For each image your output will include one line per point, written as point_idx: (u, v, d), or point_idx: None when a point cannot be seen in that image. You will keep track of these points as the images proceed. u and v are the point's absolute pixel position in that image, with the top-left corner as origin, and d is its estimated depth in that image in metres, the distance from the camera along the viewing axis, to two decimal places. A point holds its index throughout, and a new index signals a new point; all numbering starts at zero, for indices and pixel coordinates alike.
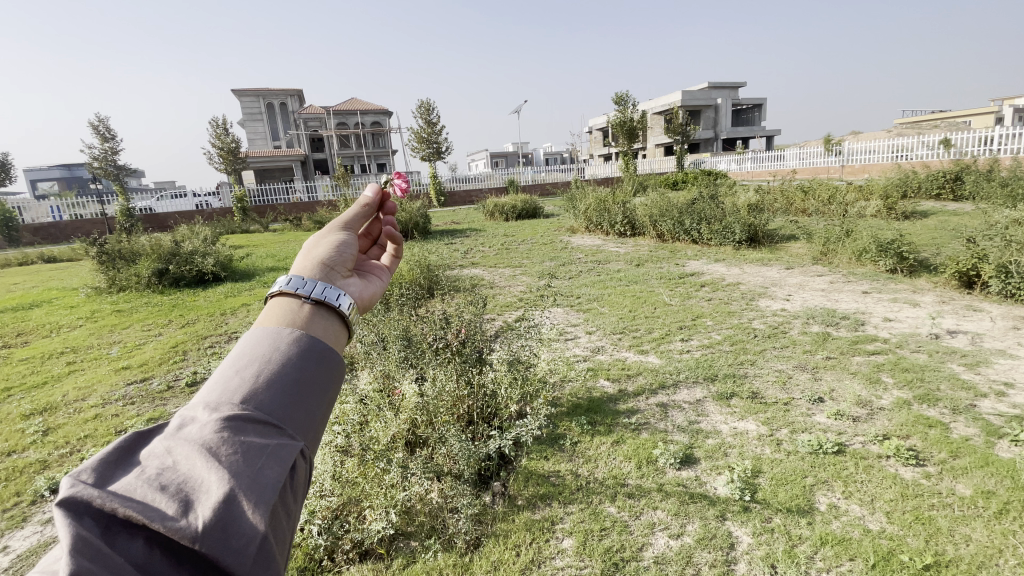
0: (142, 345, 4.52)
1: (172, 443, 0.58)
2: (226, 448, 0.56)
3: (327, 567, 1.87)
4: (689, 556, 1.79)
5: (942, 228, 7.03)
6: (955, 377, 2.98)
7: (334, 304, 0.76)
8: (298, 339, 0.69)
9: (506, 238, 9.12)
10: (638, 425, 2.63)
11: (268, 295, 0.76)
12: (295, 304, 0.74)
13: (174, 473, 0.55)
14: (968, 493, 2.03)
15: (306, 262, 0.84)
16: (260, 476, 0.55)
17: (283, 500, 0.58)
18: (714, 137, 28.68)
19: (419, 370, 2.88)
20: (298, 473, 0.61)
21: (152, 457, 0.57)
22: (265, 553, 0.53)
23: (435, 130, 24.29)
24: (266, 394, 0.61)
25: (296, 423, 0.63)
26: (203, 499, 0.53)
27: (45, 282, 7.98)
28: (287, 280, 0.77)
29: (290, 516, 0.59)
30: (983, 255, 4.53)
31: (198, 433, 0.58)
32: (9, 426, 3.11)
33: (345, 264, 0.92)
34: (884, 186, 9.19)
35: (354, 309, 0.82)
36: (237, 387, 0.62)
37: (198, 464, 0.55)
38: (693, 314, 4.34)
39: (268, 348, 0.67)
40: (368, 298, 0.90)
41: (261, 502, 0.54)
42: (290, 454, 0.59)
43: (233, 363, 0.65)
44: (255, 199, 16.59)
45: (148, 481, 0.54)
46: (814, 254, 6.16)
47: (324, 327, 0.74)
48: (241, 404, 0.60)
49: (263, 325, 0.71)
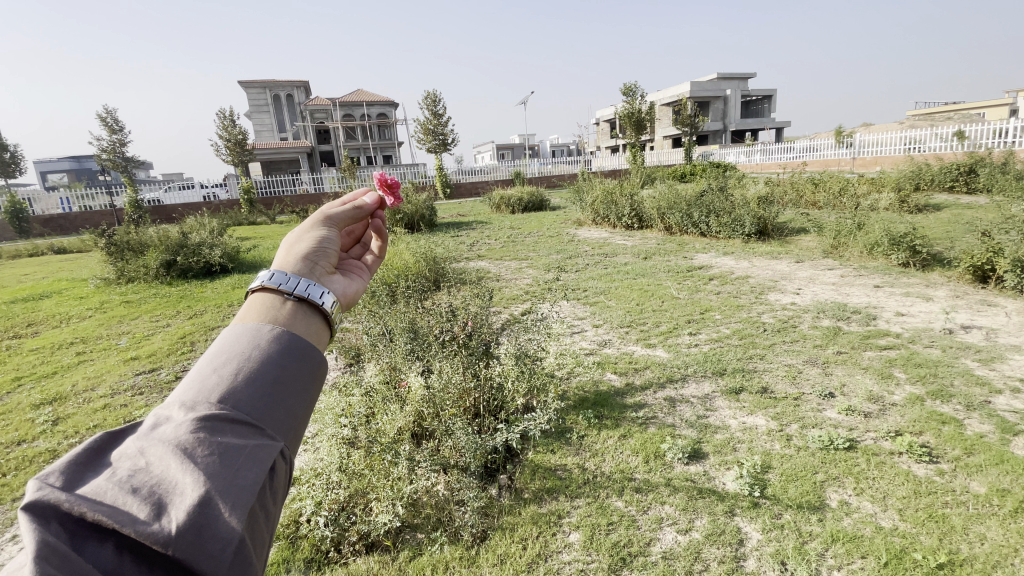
0: (150, 336, 4.53)
1: (145, 443, 0.56)
2: (202, 448, 0.54)
3: (333, 558, 1.88)
4: (698, 552, 1.77)
5: (957, 221, 6.92)
6: (969, 374, 2.93)
7: (318, 302, 0.74)
8: (279, 336, 0.67)
9: (513, 231, 9.11)
10: (646, 419, 2.61)
11: (249, 291, 0.74)
12: (277, 301, 0.72)
13: (147, 475, 0.53)
14: (982, 491, 2.00)
15: (289, 256, 0.83)
16: (237, 478, 0.53)
17: (261, 502, 0.56)
18: (723, 129, 28.41)
19: (425, 362, 2.83)
20: (277, 474, 0.59)
21: (125, 458, 0.55)
22: (242, 557, 0.50)
23: (440, 122, 24.20)
24: (245, 393, 0.60)
25: (275, 423, 0.61)
26: (177, 501, 0.51)
27: (56, 273, 8.05)
28: (269, 276, 0.75)
29: (269, 517, 0.58)
30: (998, 249, 4.46)
31: (172, 433, 0.56)
32: (20, 415, 3.13)
33: (329, 260, 0.90)
34: (897, 178, 9.05)
35: (338, 307, 0.80)
36: (214, 386, 0.60)
37: (173, 465, 0.53)
38: (701, 307, 4.30)
39: (247, 345, 0.65)
40: (351, 296, 0.88)
41: (238, 505, 0.52)
42: (268, 456, 0.57)
43: (210, 361, 0.63)
44: (262, 190, 16.63)
45: (119, 484, 0.51)
46: (824, 247, 6.09)
47: (305, 324, 0.72)
48: (218, 404, 0.58)
49: (242, 323, 0.68)
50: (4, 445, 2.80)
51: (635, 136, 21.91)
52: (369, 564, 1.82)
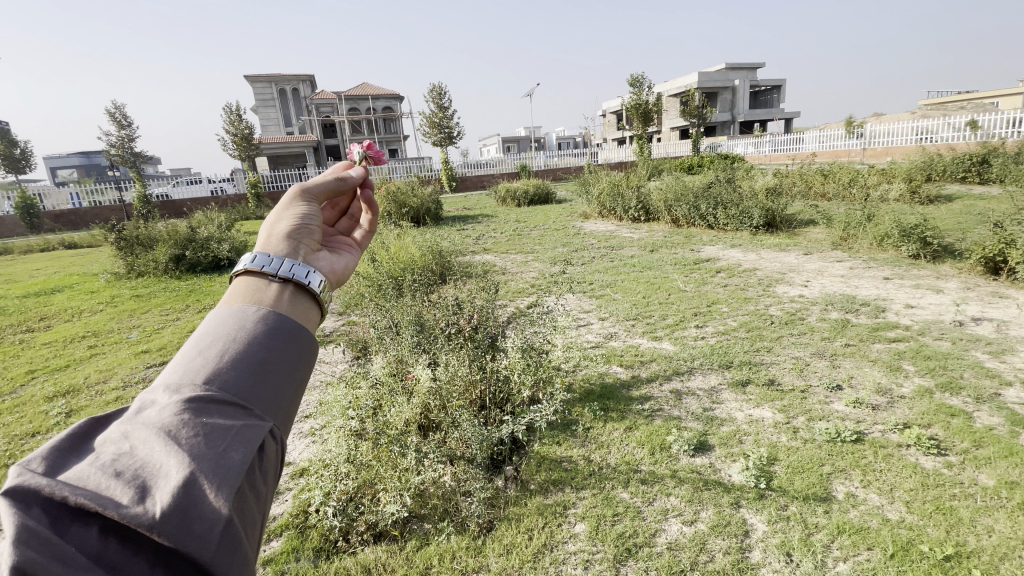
0: (160, 329, 4.59)
1: (129, 428, 0.57)
2: (187, 430, 0.55)
3: (342, 548, 1.90)
4: (703, 543, 1.78)
5: (968, 213, 6.82)
6: (979, 366, 2.90)
7: (304, 283, 0.76)
8: (266, 317, 0.68)
9: (519, 224, 9.12)
10: (652, 411, 2.61)
11: (234, 275, 0.75)
12: (261, 283, 0.73)
13: (131, 459, 0.54)
14: (991, 483, 1.99)
15: (272, 237, 0.83)
16: (224, 458, 0.55)
17: (250, 480, 0.57)
18: (731, 119, 28.10)
19: (432, 355, 2.84)
20: (267, 454, 0.60)
21: (109, 443, 0.56)
22: (230, 537, 0.51)
23: (446, 115, 24.14)
24: (230, 374, 0.61)
25: (263, 403, 0.62)
26: (162, 484, 0.51)
27: (67, 268, 8.12)
28: (253, 258, 0.75)
29: (259, 497, 0.59)
30: (1011, 240, 4.39)
31: (156, 417, 0.57)
32: (34, 408, 3.19)
33: (312, 238, 0.92)
34: (909, 169, 8.93)
35: (326, 286, 0.82)
36: (200, 368, 0.61)
37: (158, 448, 0.54)
38: (708, 299, 4.29)
39: (232, 327, 0.66)
40: (339, 273, 0.90)
41: (224, 485, 0.53)
42: (257, 435, 0.58)
43: (196, 344, 0.64)
44: (269, 185, 16.72)
45: (103, 468, 0.52)
46: (833, 239, 6.04)
47: (292, 305, 0.73)
48: (203, 386, 0.59)
49: (228, 305, 0.70)
50: (19, 437, 2.86)
51: (641, 128, 21.72)
52: (376, 554, 1.85)
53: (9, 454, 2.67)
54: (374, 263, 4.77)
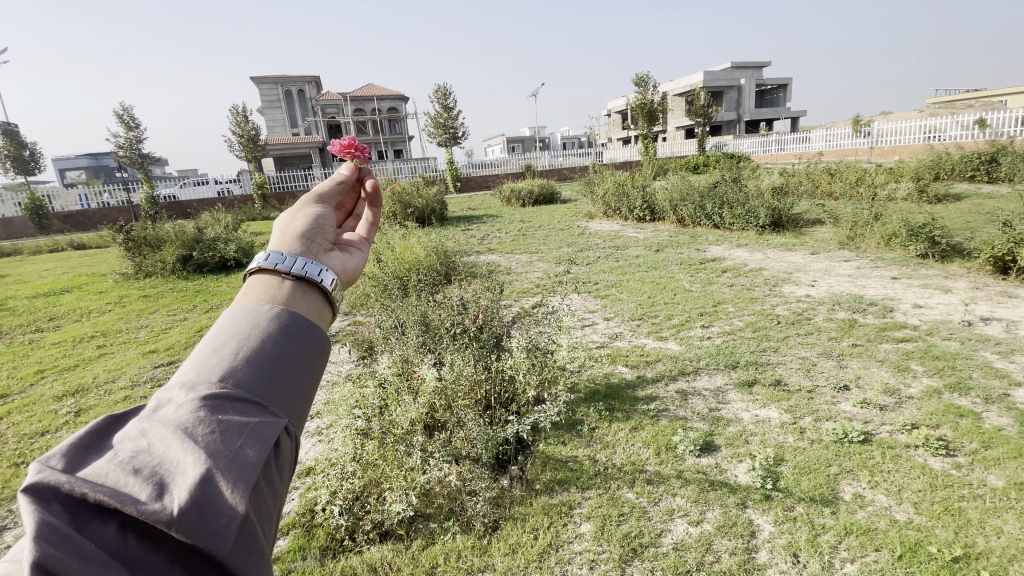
0: (168, 329, 4.63)
1: (147, 425, 0.58)
2: (203, 428, 0.55)
3: (348, 546, 1.92)
4: (709, 543, 1.78)
5: (977, 212, 6.76)
6: (988, 366, 2.87)
7: (316, 280, 0.76)
8: (279, 315, 0.69)
9: (524, 224, 9.11)
10: (657, 412, 2.60)
11: (248, 273, 0.75)
12: (275, 281, 0.74)
13: (149, 456, 0.54)
14: (1000, 485, 1.97)
15: (284, 236, 0.84)
16: (239, 455, 0.55)
17: (266, 477, 0.58)
18: (736, 118, 27.96)
19: (437, 355, 2.84)
20: (282, 449, 0.61)
21: (126, 440, 0.57)
22: (246, 534, 0.52)
23: (451, 115, 24.15)
24: (245, 371, 0.61)
25: (278, 400, 0.63)
26: (179, 481, 0.52)
27: (76, 269, 8.18)
28: (266, 256, 0.76)
29: (275, 493, 0.59)
30: (1021, 240, 4.35)
31: (173, 415, 0.57)
32: (44, 407, 3.22)
33: (325, 237, 0.92)
34: (917, 168, 8.85)
35: (338, 285, 0.82)
36: (214, 366, 0.62)
37: (174, 445, 0.55)
38: (714, 299, 4.28)
39: (246, 325, 0.66)
40: (350, 272, 0.90)
41: (240, 482, 0.54)
42: (272, 432, 0.59)
43: (210, 342, 0.65)
44: (276, 185, 16.83)
45: (121, 465, 0.53)
46: (840, 238, 5.99)
47: (305, 303, 0.74)
48: (219, 383, 0.60)
49: (242, 303, 0.71)
50: (29, 436, 2.88)
51: (646, 127, 21.64)
52: (382, 552, 1.85)
53: (19, 453, 2.70)
54: (379, 264, 4.79)
